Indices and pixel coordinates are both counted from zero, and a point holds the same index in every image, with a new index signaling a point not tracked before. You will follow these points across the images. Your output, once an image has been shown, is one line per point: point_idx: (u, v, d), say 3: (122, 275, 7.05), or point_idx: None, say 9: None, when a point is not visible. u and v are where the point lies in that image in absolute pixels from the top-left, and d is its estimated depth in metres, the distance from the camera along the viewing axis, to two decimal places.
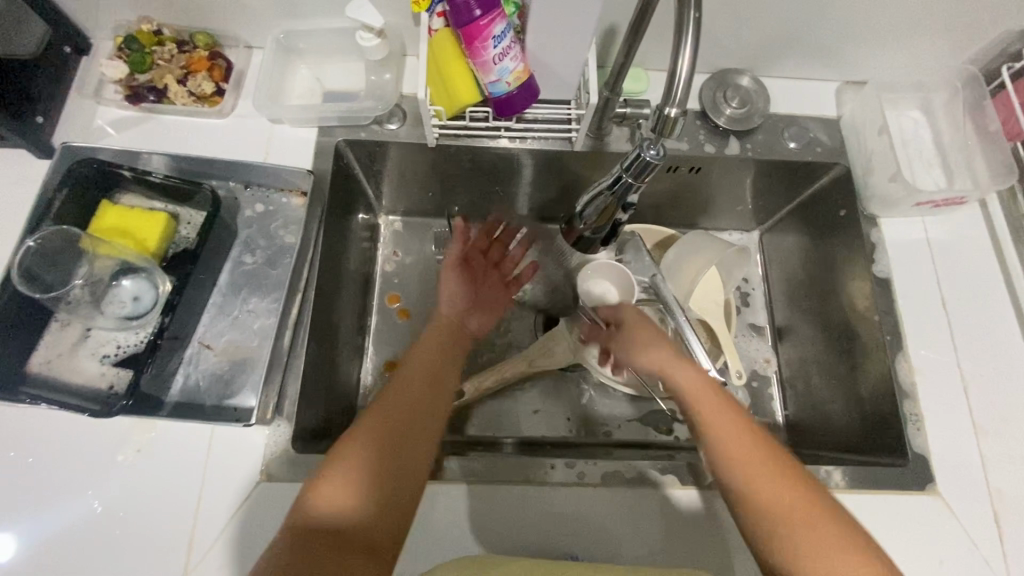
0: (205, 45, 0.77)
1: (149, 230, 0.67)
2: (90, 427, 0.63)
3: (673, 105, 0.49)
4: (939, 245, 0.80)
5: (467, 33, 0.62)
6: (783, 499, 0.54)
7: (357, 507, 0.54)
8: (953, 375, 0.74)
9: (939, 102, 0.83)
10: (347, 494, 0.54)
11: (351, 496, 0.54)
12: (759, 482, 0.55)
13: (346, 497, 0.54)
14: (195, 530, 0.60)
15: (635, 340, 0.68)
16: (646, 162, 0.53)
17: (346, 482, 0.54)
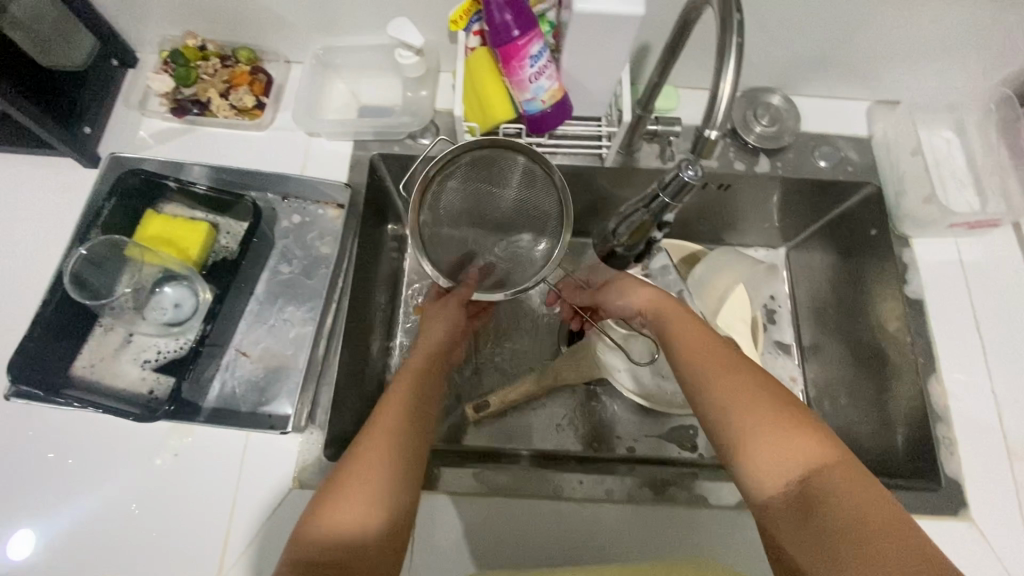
0: (247, 60, 0.79)
1: (191, 239, 0.68)
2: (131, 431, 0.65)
3: (713, 128, 0.49)
4: (972, 267, 0.79)
5: (504, 53, 0.64)
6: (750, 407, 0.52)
7: (367, 507, 0.49)
8: (987, 400, 0.73)
9: (972, 123, 0.83)
10: (357, 492, 0.50)
11: (355, 501, 0.49)
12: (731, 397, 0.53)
13: (354, 498, 0.49)
14: (231, 534, 0.62)
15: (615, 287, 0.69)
16: (683, 183, 0.53)
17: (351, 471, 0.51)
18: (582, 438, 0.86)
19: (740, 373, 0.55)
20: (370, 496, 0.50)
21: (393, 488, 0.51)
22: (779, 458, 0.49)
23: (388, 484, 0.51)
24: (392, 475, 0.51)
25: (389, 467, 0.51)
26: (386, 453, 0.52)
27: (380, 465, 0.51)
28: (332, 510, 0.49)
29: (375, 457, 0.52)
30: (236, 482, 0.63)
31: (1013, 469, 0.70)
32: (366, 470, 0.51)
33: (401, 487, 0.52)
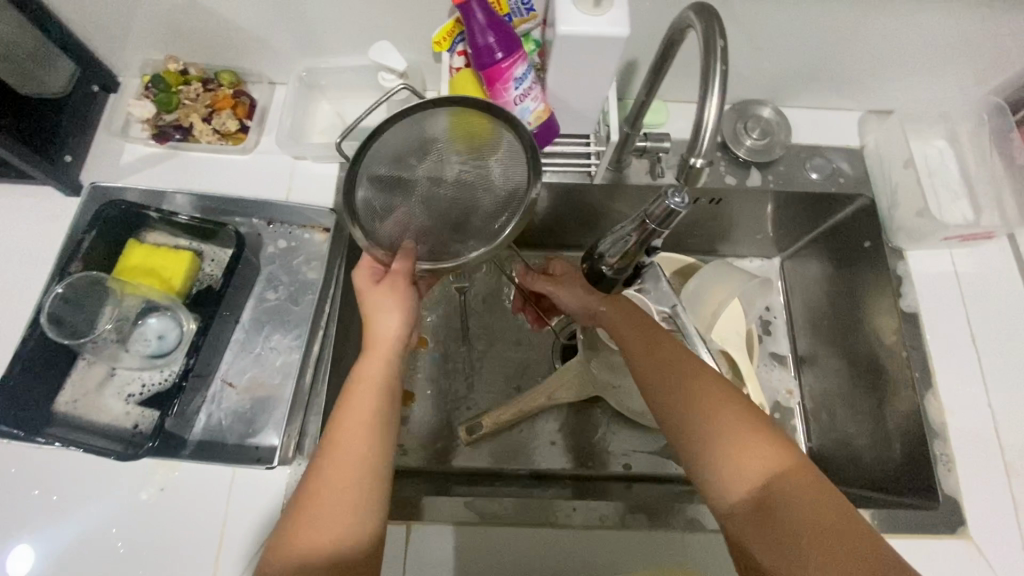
0: (229, 84, 0.78)
1: (175, 270, 0.68)
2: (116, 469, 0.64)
3: (699, 156, 0.48)
4: (967, 278, 0.78)
5: (488, 76, 0.63)
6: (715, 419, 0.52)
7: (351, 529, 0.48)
8: (984, 414, 0.72)
9: (965, 132, 0.82)
10: (328, 515, 0.48)
11: (334, 520, 0.48)
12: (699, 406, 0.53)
13: (324, 521, 0.48)
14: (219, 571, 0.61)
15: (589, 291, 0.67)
16: (670, 210, 0.51)
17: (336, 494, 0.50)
18: (577, 457, 0.85)
19: (704, 378, 0.55)
20: (337, 514, 0.48)
21: (363, 503, 0.49)
22: (748, 472, 0.50)
23: (351, 501, 0.49)
24: (355, 490, 0.49)
25: (353, 485, 0.49)
26: (344, 473, 0.50)
27: (343, 486, 0.49)
28: (303, 538, 0.47)
29: (334, 476, 0.49)
30: (223, 518, 0.62)
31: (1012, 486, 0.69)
32: (330, 492, 0.49)
33: (370, 499, 0.50)
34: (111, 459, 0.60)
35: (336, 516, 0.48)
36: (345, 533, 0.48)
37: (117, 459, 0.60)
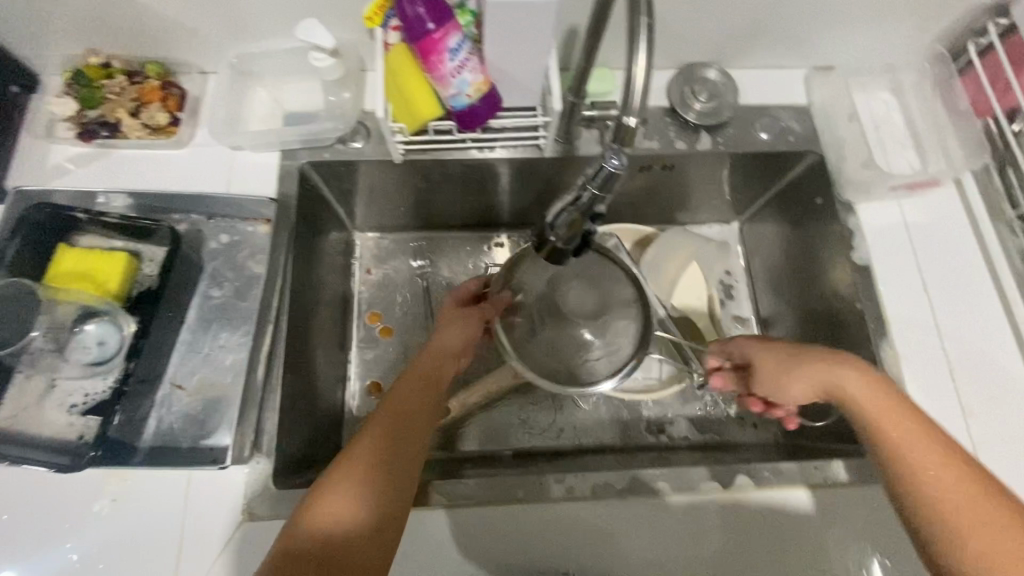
0: (157, 75, 0.75)
1: (110, 272, 0.65)
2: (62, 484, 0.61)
3: (632, 114, 0.48)
4: (917, 227, 0.79)
5: (422, 48, 0.61)
6: (937, 464, 0.49)
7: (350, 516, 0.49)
8: (939, 359, 0.73)
9: (908, 83, 0.82)
10: (324, 515, 0.49)
11: (331, 516, 0.49)
12: (913, 451, 0.51)
13: (324, 525, 0.48)
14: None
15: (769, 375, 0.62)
16: (609, 172, 0.51)
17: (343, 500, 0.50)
18: (551, 434, 0.85)
19: (891, 395, 0.55)
20: (345, 499, 0.50)
21: (365, 510, 0.50)
22: (959, 513, 0.47)
23: (356, 509, 0.50)
24: (359, 497, 0.50)
25: (354, 488, 0.51)
26: (353, 477, 0.51)
27: (344, 488, 0.50)
28: (297, 551, 0.47)
29: (342, 488, 0.50)
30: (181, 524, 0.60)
31: (971, 426, 0.70)
32: (332, 505, 0.49)
33: (371, 508, 0.50)
34: (56, 470, 0.60)
35: (332, 516, 0.49)
36: (337, 543, 0.48)
37: (63, 470, 0.59)
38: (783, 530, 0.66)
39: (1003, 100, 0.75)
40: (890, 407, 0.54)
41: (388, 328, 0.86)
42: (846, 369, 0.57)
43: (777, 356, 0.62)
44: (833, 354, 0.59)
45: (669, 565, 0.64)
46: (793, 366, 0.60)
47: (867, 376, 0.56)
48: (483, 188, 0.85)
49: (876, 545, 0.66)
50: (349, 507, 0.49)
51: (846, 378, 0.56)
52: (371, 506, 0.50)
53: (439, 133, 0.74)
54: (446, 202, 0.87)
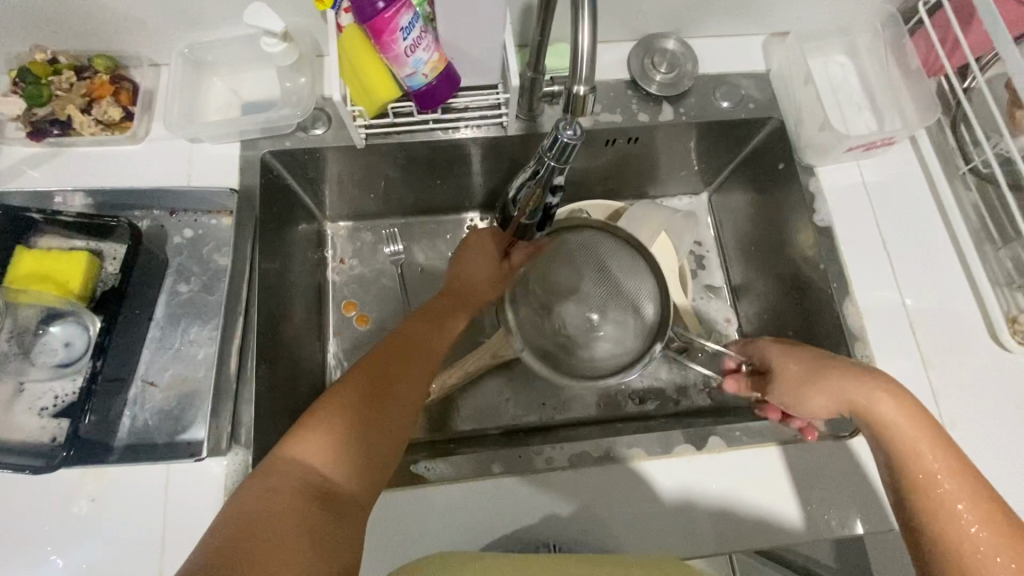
0: (105, 69, 0.73)
1: (70, 272, 0.64)
2: (35, 487, 0.60)
3: (580, 83, 0.49)
4: (876, 187, 0.81)
5: (374, 28, 0.60)
6: (946, 494, 0.51)
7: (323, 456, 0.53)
8: (900, 313, 0.75)
9: (863, 45, 0.83)
10: (303, 451, 0.52)
11: (310, 454, 0.52)
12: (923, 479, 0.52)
13: (302, 460, 0.52)
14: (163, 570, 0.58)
15: (790, 386, 0.66)
16: (565, 144, 0.52)
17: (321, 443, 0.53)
18: (535, 410, 0.86)
19: (921, 426, 0.54)
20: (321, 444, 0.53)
21: (340, 452, 0.53)
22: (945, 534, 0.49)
23: (333, 454, 0.53)
24: (336, 441, 0.53)
25: (332, 435, 0.53)
26: (336, 423, 0.54)
27: (326, 432, 0.53)
28: (276, 479, 0.50)
29: (323, 432, 0.53)
30: (159, 520, 0.60)
31: (929, 378, 0.72)
32: (311, 446, 0.53)
33: (348, 455, 0.53)
34: (27, 472, 0.58)
35: (309, 456, 0.52)
36: (313, 477, 0.51)
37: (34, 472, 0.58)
38: (755, 485, 0.69)
39: (953, 58, 0.77)
40: (907, 423, 0.55)
41: (364, 317, 0.86)
42: (865, 385, 0.58)
43: (803, 368, 0.65)
44: (854, 368, 0.60)
45: (648, 528, 0.66)
46: (823, 381, 0.62)
47: (884, 392, 0.57)
48: (451, 170, 0.85)
49: (844, 495, 0.68)
50: (327, 451, 0.53)
51: (861, 392, 0.58)
52: (349, 455, 0.53)
53: (400, 115, 0.74)
54: (415, 187, 0.87)
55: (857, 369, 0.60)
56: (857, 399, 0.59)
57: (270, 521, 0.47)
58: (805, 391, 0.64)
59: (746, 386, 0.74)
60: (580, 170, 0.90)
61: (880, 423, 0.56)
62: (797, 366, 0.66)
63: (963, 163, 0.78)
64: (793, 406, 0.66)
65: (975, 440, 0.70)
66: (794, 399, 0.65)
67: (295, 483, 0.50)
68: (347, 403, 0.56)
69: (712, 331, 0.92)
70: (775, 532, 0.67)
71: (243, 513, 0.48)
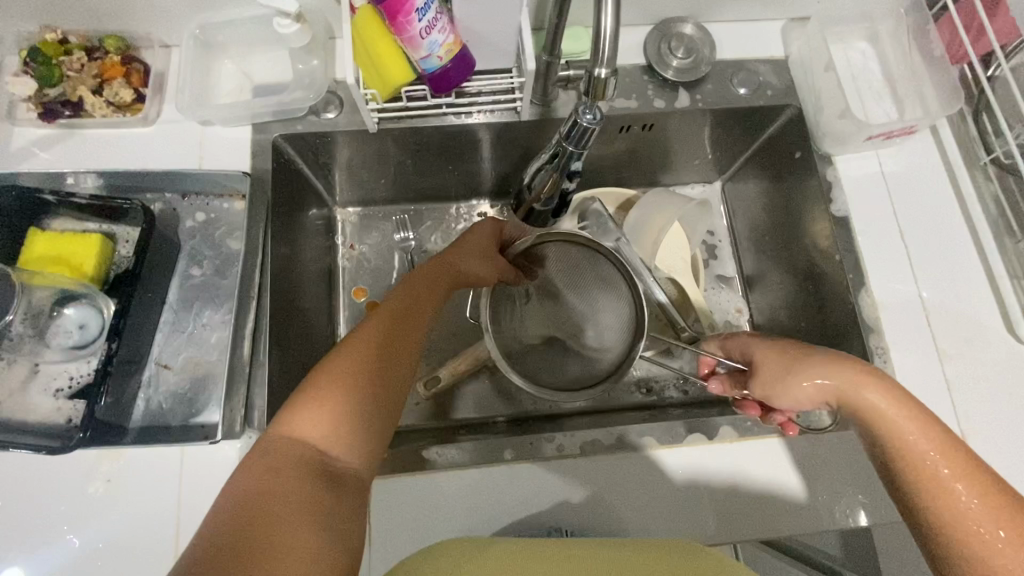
0: (116, 49, 0.72)
1: (84, 255, 0.64)
2: (52, 466, 0.61)
3: (602, 67, 0.48)
4: (894, 177, 0.80)
5: (389, 9, 0.60)
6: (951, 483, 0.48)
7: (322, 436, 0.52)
8: (916, 305, 0.74)
9: (885, 31, 0.82)
10: (300, 433, 0.51)
11: (308, 429, 0.52)
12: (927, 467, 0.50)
13: (300, 442, 0.51)
14: (177, 551, 0.59)
15: (775, 377, 0.59)
16: (584, 129, 0.51)
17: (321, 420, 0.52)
18: (545, 398, 0.86)
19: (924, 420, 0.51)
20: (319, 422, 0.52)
21: (338, 432, 0.52)
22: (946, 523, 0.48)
23: (332, 434, 0.52)
24: (332, 420, 0.52)
25: (331, 415, 0.52)
26: (329, 399, 0.53)
27: (322, 413, 0.52)
28: (275, 461, 0.50)
29: (317, 412, 0.52)
30: (174, 501, 0.60)
31: (944, 369, 0.72)
32: (307, 428, 0.51)
33: (343, 431, 0.52)
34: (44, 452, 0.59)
35: (306, 437, 0.51)
36: (312, 457, 0.51)
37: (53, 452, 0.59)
38: (766, 475, 0.68)
39: (977, 45, 0.76)
40: (892, 406, 0.52)
41: (374, 303, 0.86)
42: (841, 370, 0.55)
43: (787, 358, 0.59)
44: (826, 352, 0.57)
45: (658, 517, 0.66)
46: (801, 371, 0.57)
47: (858, 374, 0.54)
48: (463, 156, 0.84)
49: (856, 485, 0.68)
50: (323, 430, 0.52)
51: (838, 377, 0.55)
52: (346, 434, 0.53)
53: (414, 99, 0.73)
54: (426, 172, 0.86)
55: (828, 355, 0.57)
56: (833, 385, 0.55)
57: (276, 504, 0.47)
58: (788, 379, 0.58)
59: (729, 385, 0.68)
60: (593, 157, 0.89)
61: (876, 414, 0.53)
62: (771, 358, 0.61)
63: (984, 154, 0.77)
64: (775, 398, 0.59)
65: (990, 433, 0.69)
66: (773, 389, 0.59)
67: (293, 464, 0.50)
68: (336, 381, 0.54)
69: (723, 321, 0.91)
70: (784, 522, 0.67)
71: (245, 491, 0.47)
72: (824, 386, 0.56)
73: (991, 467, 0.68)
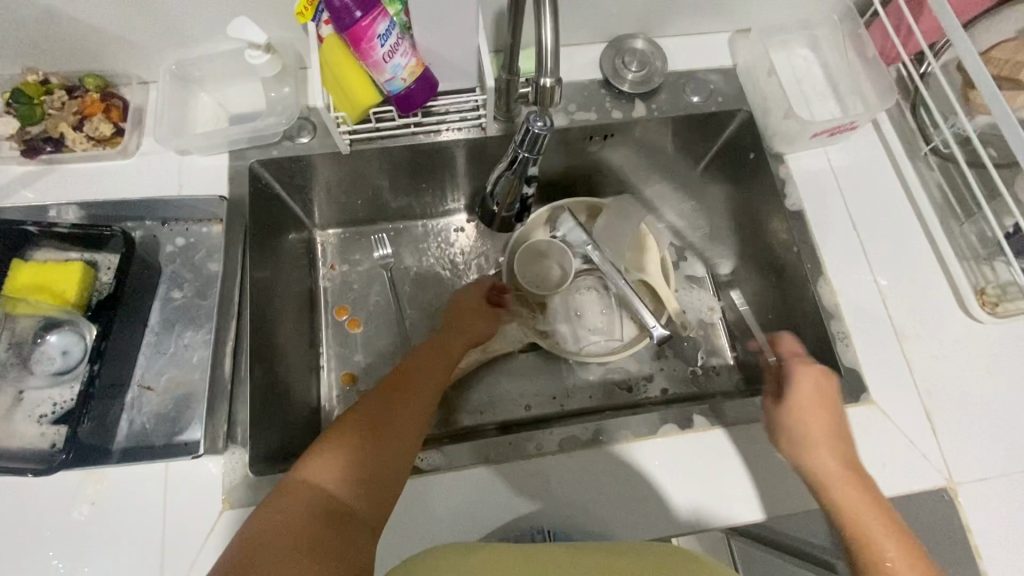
0: (96, 87, 0.76)
1: (66, 282, 0.65)
2: (38, 493, 0.61)
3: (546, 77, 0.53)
4: (843, 171, 0.84)
5: (352, 36, 0.63)
6: (884, 550, 0.59)
7: (330, 482, 0.55)
8: (872, 290, 0.78)
9: (824, 37, 0.87)
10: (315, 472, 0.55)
11: (319, 478, 0.55)
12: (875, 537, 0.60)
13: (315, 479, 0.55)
14: (163, 569, 0.59)
15: (809, 427, 0.67)
16: (536, 134, 0.55)
17: (332, 465, 0.56)
18: (528, 403, 0.88)
19: (882, 507, 0.62)
20: (326, 470, 0.55)
21: (346, 473, 0.55)
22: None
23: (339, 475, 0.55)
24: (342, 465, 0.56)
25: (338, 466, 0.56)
26: (343, 445, 0.57)
27: (338, 455, 0.56)
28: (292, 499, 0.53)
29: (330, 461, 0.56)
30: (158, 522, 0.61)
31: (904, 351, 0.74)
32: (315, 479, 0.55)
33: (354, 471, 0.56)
34: (30, 475, 0.59)
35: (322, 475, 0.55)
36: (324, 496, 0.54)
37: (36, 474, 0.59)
38: (739, 460, 0.70)
39: (907, 46, 0.82)
40: (868, 493, 0.63)
41: (355, 320, 0.88)
42: (828, 452, 0.66)
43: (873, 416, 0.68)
44: (832, 430, 0.68)
45: (639, 511, 0.68)
46: (817, 437, 0.66)
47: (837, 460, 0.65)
48: (436, 173, 0.88)
49: None
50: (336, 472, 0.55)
51: (822, 458, 0.65)
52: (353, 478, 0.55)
53: (383, 120, 0.77)
54: (401, 191, 0.89)
55: (838, 432, 0.68)
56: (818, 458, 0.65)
57: (283, 540, 0.49)
58: (810, 438, 0.66)
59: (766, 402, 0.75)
60: (560, 169, 0.93)
61: (849, 489, 0.63)
62: (807, 397, 0.69)
63: (924, 144, 0.82)
64: (787, 448, 0.67)
65: (952, 408, 0.72)
66: (789, 439, 0.68)
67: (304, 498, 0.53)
68: (351, 428, 0.59)
69: (696, 319, 0.94)
70: (760, 505, 0.68)
71: (260, 532, 0.50)
72: (812, 453, 0.66)
73: (955, 440, 0.71)
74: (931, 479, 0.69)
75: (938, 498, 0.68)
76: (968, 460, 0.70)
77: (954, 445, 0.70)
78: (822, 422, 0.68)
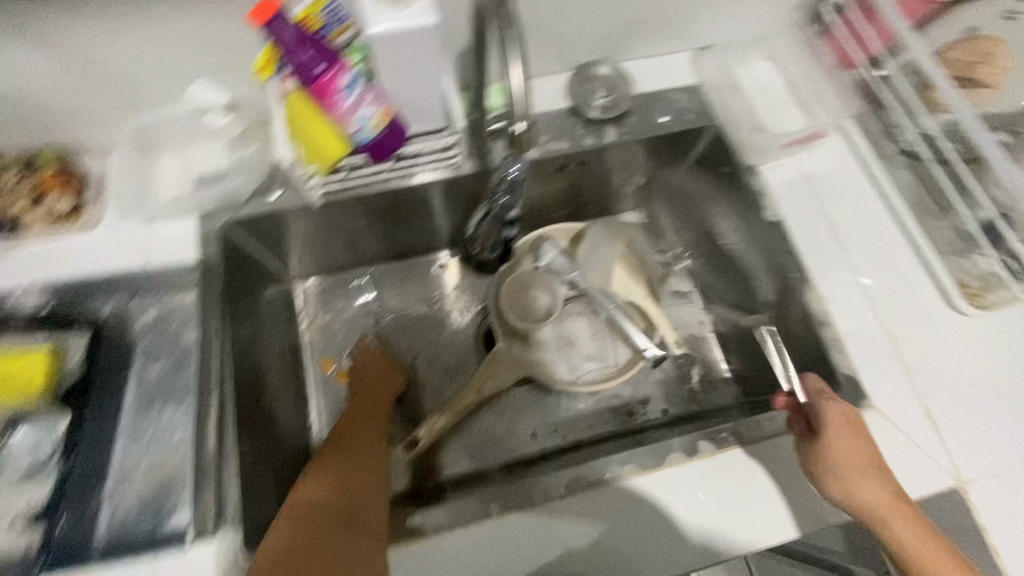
0: (53, 161, 0.74)
1: (31, 370, 0.62)
2: None
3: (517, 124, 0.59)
4: (817, 177, 0.85)
5: (318, 89, 0.64)
6: None
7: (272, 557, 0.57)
8: (861, 294, 0.78)
9: (785, 48, 0.89)
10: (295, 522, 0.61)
11: (268, 552, 0.58)
12: None
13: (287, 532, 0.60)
14: None
15: (850, 463, 0.65)
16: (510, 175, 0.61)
17: (276, 541, 0.58)
18: (528, 440, 0.86)
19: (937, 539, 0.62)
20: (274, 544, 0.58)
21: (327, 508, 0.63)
22: None
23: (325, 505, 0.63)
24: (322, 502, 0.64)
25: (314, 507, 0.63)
26: (292, 519, 0.61)
27: (288, 530, 0.59)
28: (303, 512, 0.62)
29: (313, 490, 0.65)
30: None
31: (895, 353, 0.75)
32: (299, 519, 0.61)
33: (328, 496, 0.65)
34: None
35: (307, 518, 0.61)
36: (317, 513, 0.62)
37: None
38: (751, 483, 0.69)
39: (866, 51, 0.83)
40: (925, 528, 0.62)
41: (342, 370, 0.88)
42: (876, 488, 0.65)
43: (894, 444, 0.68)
44: (870, 460, 0.66)
45: (654, 548, 0.66)
46: (861, 477, 0.65)
47: (890, 498, 0.64)
48: (413, 215, 0.86)
49: None
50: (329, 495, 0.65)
51: (868, 487, 0.64)
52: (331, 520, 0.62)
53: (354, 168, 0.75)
54: (379, 236, 0.88)
55: (879, 468, 0.66)
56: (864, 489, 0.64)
57: None
58: (856, 475, 0.65)
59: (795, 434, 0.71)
60: (538, 198, 0.92)
61: (908, 524, 0.62)
62: (840, 444, 0.66)
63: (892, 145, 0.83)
64: (836, 492, 0.65)
65: (952, 406, 0.72)
66: (837, 482, 0.65)
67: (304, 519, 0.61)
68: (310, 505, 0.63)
69: (688, 336, 0.94)
70: (775, 527, 0.67)
71: None
72: (862, 499, 0.64)
73: (959, 439, 0.70)
74: (941, 481, 0.68)
75: (949, 500, 0.68)
76: (974, 457, 0.70)
77: (959, 443, 0.70)
78: (858, 457, 0.66)
